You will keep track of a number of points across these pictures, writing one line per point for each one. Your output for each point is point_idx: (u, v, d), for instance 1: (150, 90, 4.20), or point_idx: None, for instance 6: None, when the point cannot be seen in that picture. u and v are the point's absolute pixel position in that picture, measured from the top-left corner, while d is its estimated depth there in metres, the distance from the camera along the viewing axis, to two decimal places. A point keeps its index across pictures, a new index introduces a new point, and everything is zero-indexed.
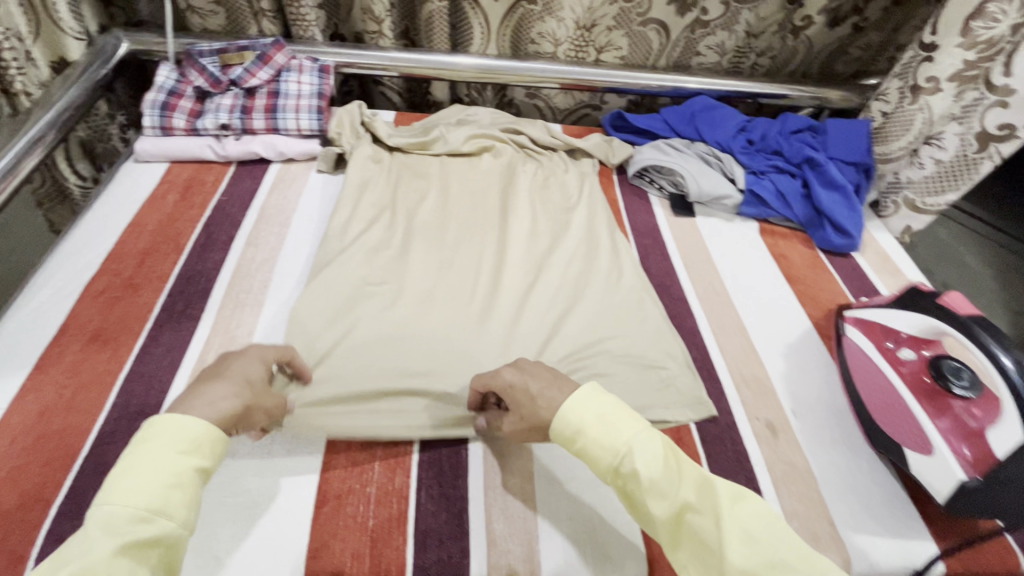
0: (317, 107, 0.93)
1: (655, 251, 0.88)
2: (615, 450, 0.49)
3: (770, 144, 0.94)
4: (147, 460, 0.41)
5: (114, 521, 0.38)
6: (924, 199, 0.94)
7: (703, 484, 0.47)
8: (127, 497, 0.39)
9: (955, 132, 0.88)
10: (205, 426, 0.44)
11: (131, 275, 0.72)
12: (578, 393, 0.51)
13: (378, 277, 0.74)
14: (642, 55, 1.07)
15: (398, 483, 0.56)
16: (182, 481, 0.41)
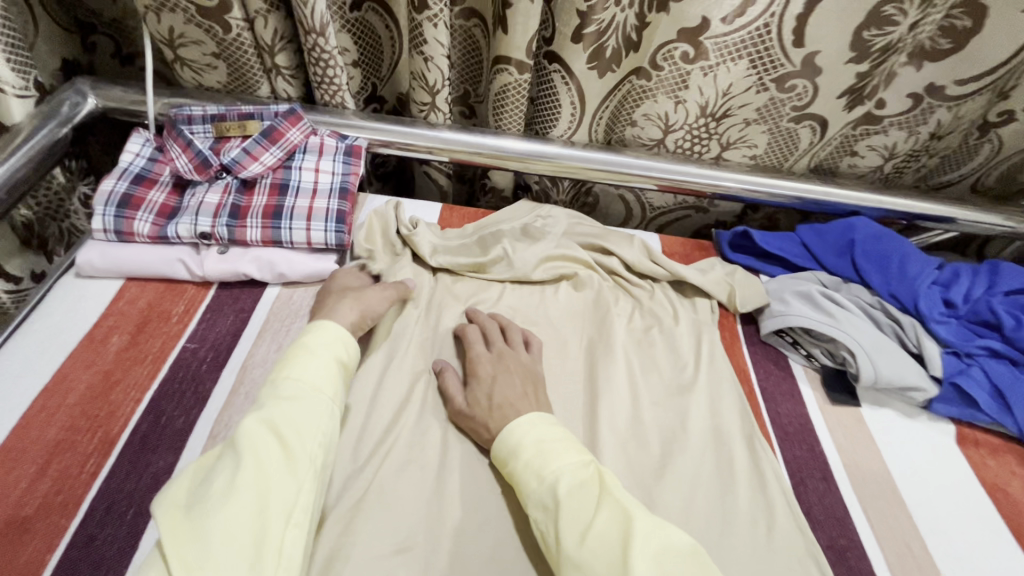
0: (338, 210, 0.67)
1: (812, 473, 0.59)
2: (541, 477, 0.46)
3: (978, 308, 0.66)
4: (305, 353, 0.49)
5: (280, 392, 0.46)
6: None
7: (623, 515, 0.43)
8: (294, 373, 0.48)
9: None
10: (340, 332, 0.53)
11: (19, 498, 0.46)
12: (524, 417, 0.51)
13: (406, 523, 0.48)
14: (778, 157, 0.80)
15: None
16: (329, 368, 0.49)
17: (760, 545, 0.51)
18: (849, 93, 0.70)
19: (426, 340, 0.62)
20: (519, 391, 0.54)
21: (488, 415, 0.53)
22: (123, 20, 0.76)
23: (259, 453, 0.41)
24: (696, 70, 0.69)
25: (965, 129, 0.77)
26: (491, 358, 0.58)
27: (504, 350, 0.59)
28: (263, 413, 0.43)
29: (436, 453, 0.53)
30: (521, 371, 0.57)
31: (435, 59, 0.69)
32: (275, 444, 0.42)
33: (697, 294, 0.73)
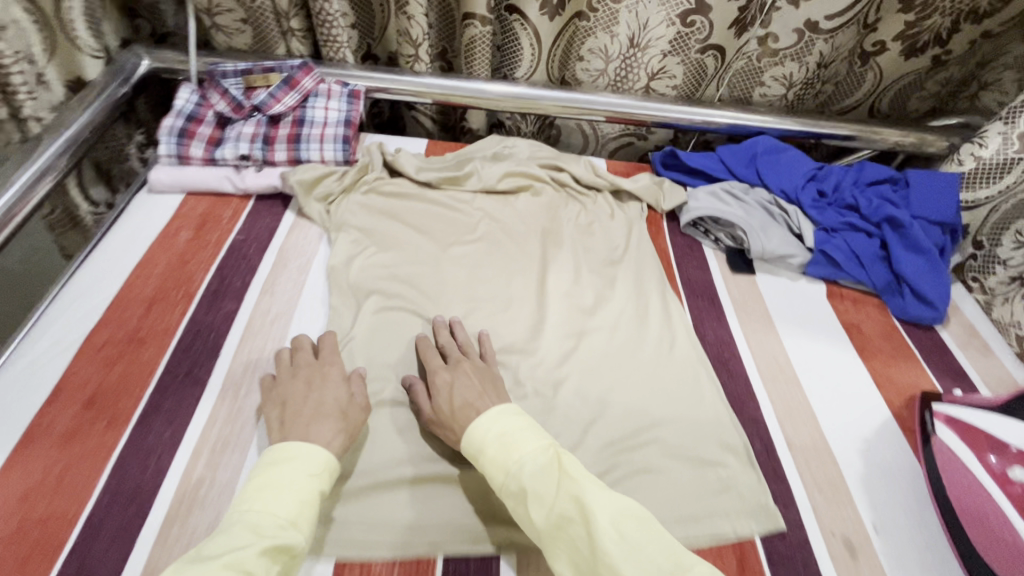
0: (344, 135, 0.86)
1: (710, 316, 0.78)
2: (506, 469, 0.51)
3: (844, 197, 0.85)
4: (282, 481, 0.47)
5: (260, 525, 0.44)
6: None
7: (575, 493, 0.48)
8: (265, 509, 0.45)
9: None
10: (324, 454, 0.51)
11: (135, 326, 0.65)
12: (486, 415, 0.55)
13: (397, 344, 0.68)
14: (693, 86, 1.01)
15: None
16: (307, 503, 0.47)
17: (657, 356, 0.71)
18: (736, 25, 0.89)
19: (418, 233, 0.82)
20: (478, 391, 0.59)
21: (453, 420, 0.57)
22: (157, 5, 0.93)
23: None
24: (623, 8, 0.87)
25: (849, 58, 0.97)
26: (449, 370, 0.62)
27: (458, 367, 0.62)
28: (232, 557, 0.41)
29: (425, 303, 0.73)
30: (478, 372, 0.61)
31: (416, 17, 0.88)
32: None
33: (631, 201, 0.92)
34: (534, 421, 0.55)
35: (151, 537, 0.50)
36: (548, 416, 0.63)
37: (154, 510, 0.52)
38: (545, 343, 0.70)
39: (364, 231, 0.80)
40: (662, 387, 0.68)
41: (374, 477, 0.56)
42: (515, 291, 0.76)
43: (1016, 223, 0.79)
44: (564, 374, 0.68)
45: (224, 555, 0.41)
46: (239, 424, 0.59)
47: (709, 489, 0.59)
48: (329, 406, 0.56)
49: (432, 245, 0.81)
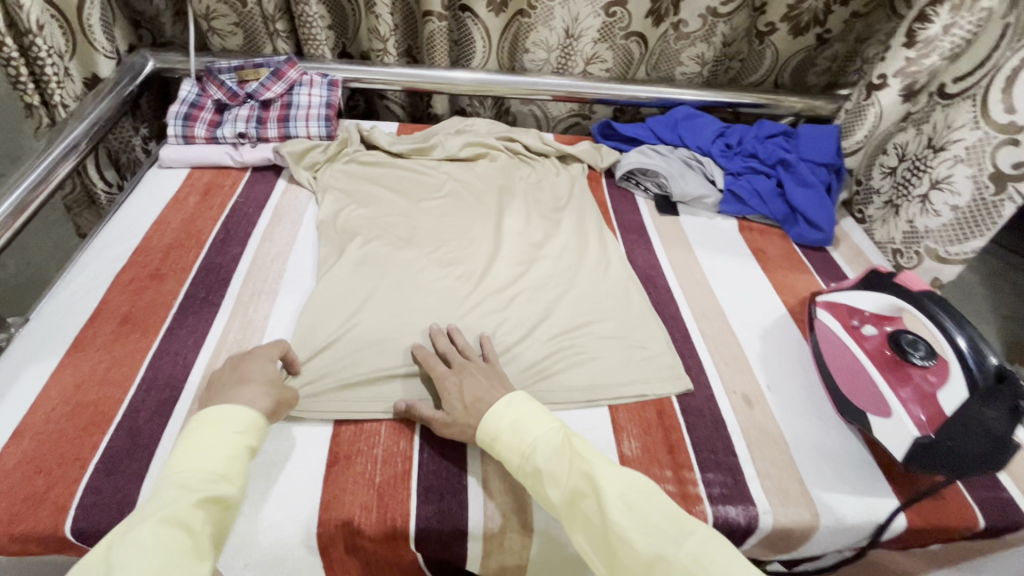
0: (326, 115, 1.02)
1: (640, 246, 0.94)
2: (522, 451, 0.54)
3: (748, 148, 1.04)
4: (212, 441, 0.49)
5: (187, 483, 0.45)
6: (947, 248, 0.85)
7: (585, 469, 0.50)
8: (193, 467, 0.46)
9: (965, 174, 0.80)
10: (249, 413, 0.53)
11: (157, 266, 0.78)
12: (494, 407, 0.57)
13: (376, 272, 0.81)
14: (624, 68, 1.19)
15: (405, 446, 0.62)
16: (236, 457, 0.49)
17: (595, 274, 0.86)
18: (651, 13, 1.09)
19: (392, 190, 0.96)
20: (485, 386, 0.61)
21: (466, 417, 0.59)
22: (156, 18, 1.08)
23: (169, 550, 0.40)
24: (556, 5, 1.05)
25: (748, 37, 1.17)
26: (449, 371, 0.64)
27: (461, 370, 0.64)
28: (165, 512, 0.42)
29: (402, 242, 0.87)
30: (483, 370, 0.63)
31: (382, 16, 1.03)
32: (183, 535, 0.41)
33: (574, 163, 1.09)
34: (544, 408, 0.58)
35: (185, 409, 0.62)
36: (507, 316, 0.77)
37: (186, 392, 0.64)
38: (503, 266, 0.85)
39: (347, 191, 0.95)
40: (599, 295, 0.83)
41: (359, 362, 0.69)
42: (476, 231, 0.90)
43: (879, 157, 0.99)
44: (518, 286, 0.82)
45: (158, 513, 0.42)
46: (250, 332, 0.71)
47: (634, 364, 0.73)
48: (257, 376, 0.58)
49: (405, 201, 0.95)
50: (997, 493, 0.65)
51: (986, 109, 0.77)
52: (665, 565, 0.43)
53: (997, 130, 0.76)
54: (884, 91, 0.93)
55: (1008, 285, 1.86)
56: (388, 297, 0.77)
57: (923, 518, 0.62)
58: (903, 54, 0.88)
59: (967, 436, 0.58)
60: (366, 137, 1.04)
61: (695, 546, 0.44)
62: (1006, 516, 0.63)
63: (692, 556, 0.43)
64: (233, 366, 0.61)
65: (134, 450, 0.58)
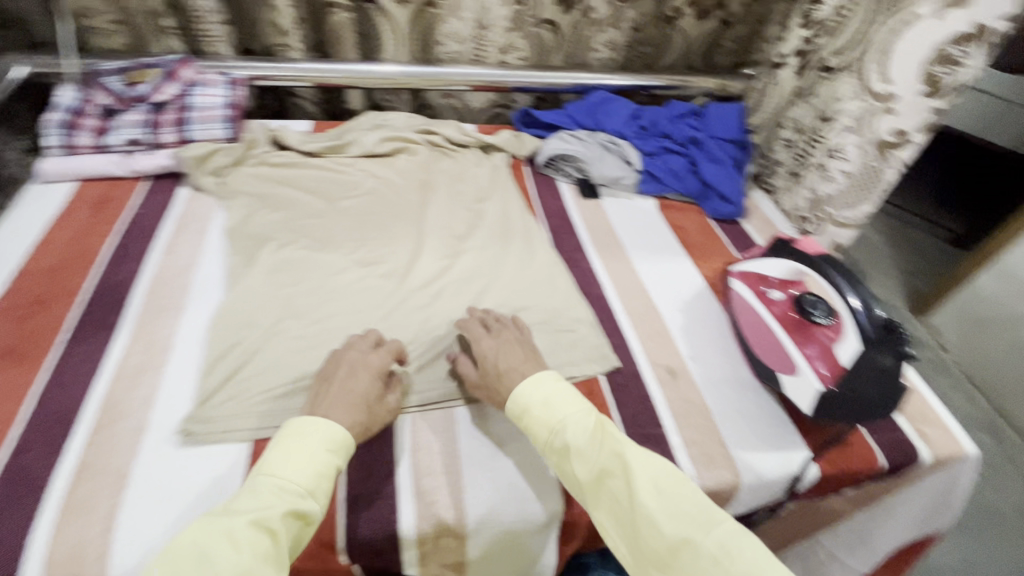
0: (229, 116, 0.96)
1: (565, 231, 0.95)
2: (549, 426, 0.57)
3: (661, 129, 1.07)
4: (305, 454, 0.51)
5: (281, 489, 0.49)
6: (843, 212, 0.92)
7: (616, 451, 0.54)
8: (287, 477, 0.50)
9: (854, 142, 0.87)
10: (343, 431, 0.54)
11: (41, 291, 0.71)
12: (533, 378, 0.60)
13: (292, 278, 0.77)
14: (539, 53, 1.19)
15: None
16: (324, 476, 0.51)
17: (522, 262, 0.86)
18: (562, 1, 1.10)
19: (307, 191, 0.92)
20: (520, 357, 0.64)
21: (499, 381, 0.62)
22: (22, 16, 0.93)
23: (254, 555, 0.44)
24: None
25: (657, 23, 1.19)
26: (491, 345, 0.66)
27: (499, 335, 0.68)
28: (256, 515, 0.46)
29: (320, 244, 0.83)
30: (519, 343, 0.67)
31: (281, 8, 1.01)
32: (264, 540, 0.45)
33: (496, 152, 1.08)
34: (578, 392, 0.61)
35: (81, 443, 0.57)
36: (433, 310, 0.76)
37: (81, 425, 0.58)
38: (427, 261, 0.83)
39: (257, 195, 0.90)
40: (525, 283, 0.83)
41: (277, 371, 0.65)
42: (398, 227, 0.88)
43: (777, 132, 1.05)
44: (444, 280, 0.81)
45: (251, 512, 0.46)
46: (153, 353, 0.66)
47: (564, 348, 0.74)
48: (357, 397, 0.59)
49: (322, 201, 0.91)
50: (895, 433, 0.71)
51: (868, 80, 0.84)
52: (691, 549, 0.48)
53: (877, 100, 0.83)
54: (785, 69, 1.03)
55: (909, 243, 2.04)
56: (307, 302, 0.74)
57: (832, 465, 0.67)
58: (798, 34, 0.99)
59: (861, 384, 0.65)
60: (275, 138, 0.99)
61: (723, 535, 0.49)
62: (903, 452, 0.69)
63: (717, 543, 0.48)
64: (323, 383, 0.60)
65: (20, 494, 0.52)
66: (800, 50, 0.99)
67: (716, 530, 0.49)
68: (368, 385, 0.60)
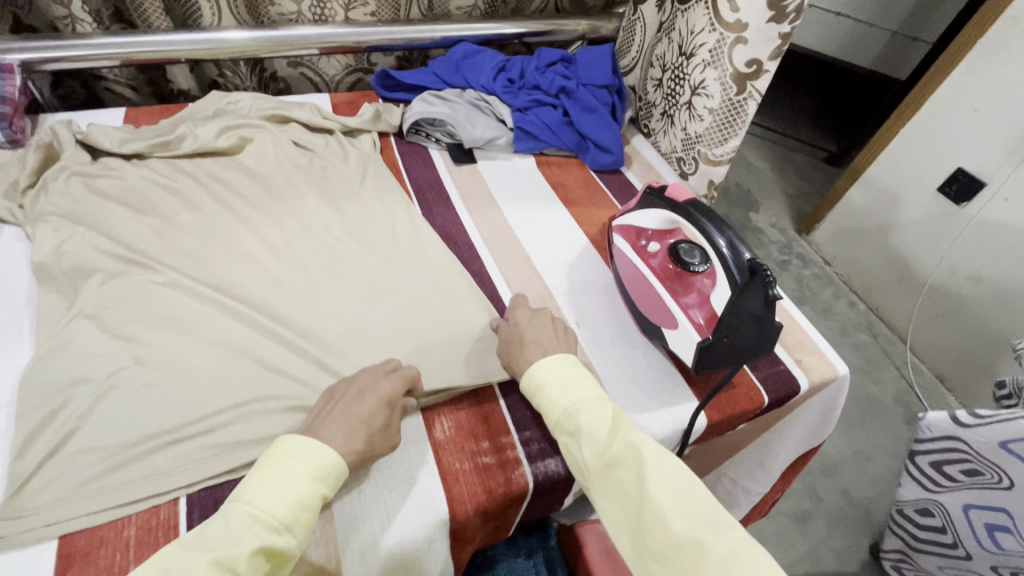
0: (1, 114, 0.78)
1: (439, 205, 0.87)
2: (562, 407, 0.54)
3: (530, 80, 1.00)
4: (291, 478, 0.46)
5: (256, 517, 0.43)
6: (714, 149, 0.92)
7: (629, 439, 0.51)
8: (264, 504, 0.44)
9: (714, 77, 0.85)
10: (337, 458, 0.49)
11: None
12: (562, 356, 0.59)
13: (108, 305, 0.64)
14: (392, 10, 1.08)
15: (171, 530, 0.50)
16: (306, 507, 0.46)
17: (391, 246, 0.78)
18: None
19: (120, 194, 0.77)
20: (551, 335, 0.63)
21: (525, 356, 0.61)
22: None
23: None
24: None
25: None
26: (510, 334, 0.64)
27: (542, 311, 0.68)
28: (218, 553, 0.41)
29: (143, 257, 0.70)
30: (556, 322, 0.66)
31: None
32: None
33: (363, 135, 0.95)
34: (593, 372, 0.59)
35: None
36: (291, 316, 0.67)
37: None
38: (281, 261, 0.73)
39: (52, 205, 0.73)
40: (396, 268, 0.75)
41: (95, 429, 0.54)
42: (245, 226, 0.77)
43: (647, 70, 1.02)
44: (301, 280, 0.71)
45: (215, 549, 0.41)
46: None
47: (444, 336, 0.67)
48: (356, 420, 0.53)
49: (144, 205, 0.77)
50: (777, 366, 0.72)
51: (719, 13, 0.81)
52: (701, 552, 0.45)
53: (728, 30, 0.81)
54: (648, 6, 0.98)
55: (792, 165, 2.15)
56: (128, 331, 0.62)
57: (721, 411, 0.67)
58: None
59: (738, 330, 0.63)
60: (83, 139, 0.82)
61: (734, 542, 0.46)
62: (786, 385, 0.70)
63: (727, 550, 0.45)
64: (336, 399, 0.55)
65: None
66: None
67: (728, 535, 0.46)
68: (373, 411, 0.54)
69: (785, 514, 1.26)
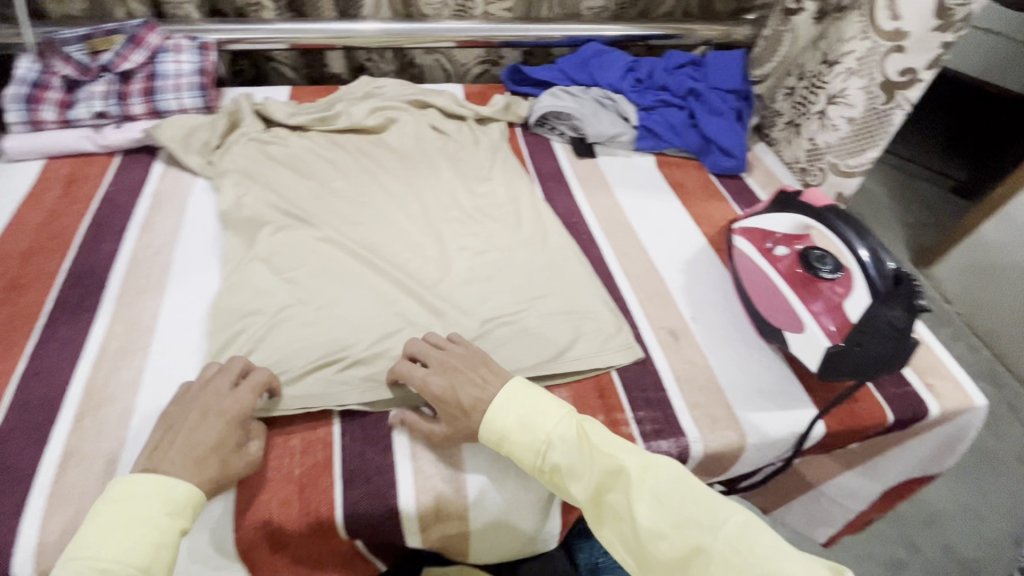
0: (200, 83, 0.91)
1: (560, 193, 0.91)
2: (535, 449, 0.52)
3: (658, 81, 1.03)
4: (138, 520, 0.44)
5: (106, 564, 0.41)
6: (846, 160, 0.88)
7: (603, 462, 0.49)
8: (110, 554, 0.42)
9: (858, 86, 0.83)
10: (189, 487, 0.47)
11: (15, 276, 0.68)
12: (503, 396, 0.54)
13: (276, 253, 0.73)
14: (526, 5, 1.13)
15: (322, 448, 0.57)
16: (165, 543, 0.44)
17: (515, 227, 0.82)
18: None
19: (287, 160, 0.87)
20: (478, 381, 0.56)
21: (468, 418, 0.54)
22: None
23: None
24: None
25: None
26: (445, 430, 0.56)
27: (445, 355, 0.59)
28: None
29: (304, 214, 0.79)
30: (463, 363, 0.58)
31: None
32: None
33: (493, 123, 1.01)
34: (549, 393, 0.55)
35: (65, 431, 0.55)
36: (426, 280, 0.73)
37: (64, 411, 0.57)
38: (419, 231, 0.80)
39: (234, 165, 0.84)
40: (521, 249, 0.79)
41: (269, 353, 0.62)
42: (386, 196, 0.84)
43: (779, 80, 1.00)
44: (435, 249, 0.78)
45: None
46: (136, 335, 0.64)
47: (563, 314, 0.71)
48: (206, 449, 0.49)
49: (305, 170, 0.86)
50: (904, 387, 0.69)
51: (877, 20, 0.79)
52: (705, 558, 0.44)
53: (885, 38, 0.79)
54: (800, 16, 0.94)
55: (912, 193, 2.00)
56: (294, 276, 0.71)
57: (841, 422, 0.65)
58: None
59: (876, 341, 0.61)
60: (262, 114, 0.93)
61: (733, 533, 0.44)
62: (914, 407, 0.67)
63: (729, 544, 0.43)
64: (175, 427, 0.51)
65: (7, 484, 0.51)
66: None
67: (724, 529, 0.44)
68: (223, 435, 0.51)
69: (874, 558, 1.18)
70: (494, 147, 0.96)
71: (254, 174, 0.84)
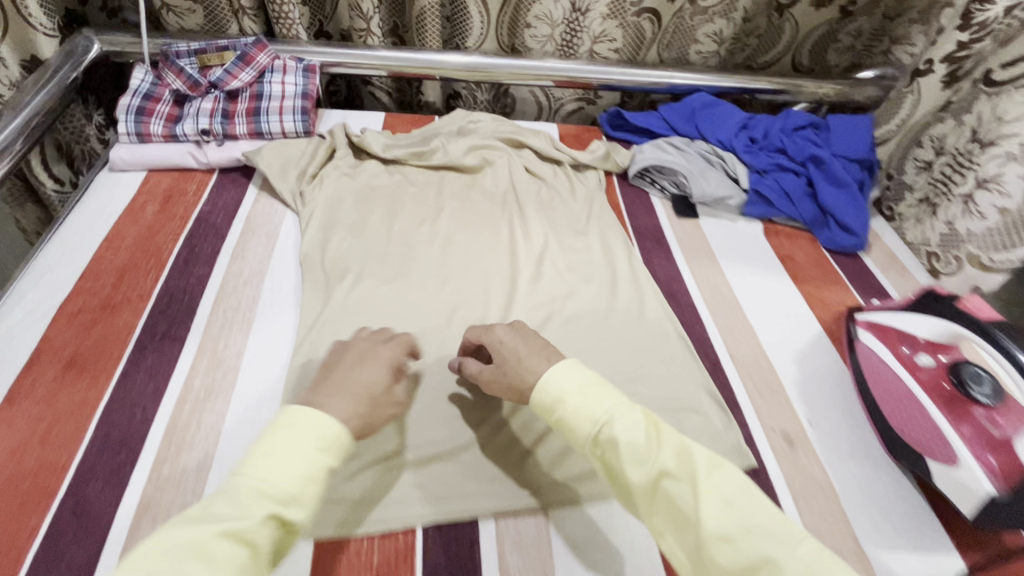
0: (302, 108, 0.90)
1: (660, 255, 0.84)
2: (594, 420, 0.48)
3: (773, 141, 0.96)
4: (292, 447, 0.42)
5: (264, 486, 0.40)
6: (990, 254, 0.77)
7: (672, 450, 0.45)
8: (273, 476, 0.41)
9: (1018, 173, 0.74)
10: (338, 426, 0.44)
11: (108, 295, 0.67)
12: (557, 365, 0.51)
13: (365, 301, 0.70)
14: (633, 48, 1.09)
15: (403, 530, 0.52)
16: (314, 479, 0.42)
17: (612, 292, 0.77)
18: None
19: (380, 197, 0.85)
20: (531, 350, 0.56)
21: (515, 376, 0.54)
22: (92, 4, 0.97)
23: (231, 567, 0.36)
24: None
25: (767, 11, 1.06)
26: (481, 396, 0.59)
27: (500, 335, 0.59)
28: (229, 524, 0.37)
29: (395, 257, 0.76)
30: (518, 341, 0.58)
31: None
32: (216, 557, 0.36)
33: (589, 171, 0.96)
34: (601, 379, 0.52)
35: (143, 476, 0.53)
36: None
37: (144, 454, 0.54)
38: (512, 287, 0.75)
39: (329, 198, 0.83)
40: (618, 318, 0.73)
41: None
42: (479, 245, 0.80)
43: (911, 151, 0.91)
44: (528, 311, 0.73)
45: (217, 520, 0.38)
46: (220, 374, 0.61)
47: (666, 404, 0.64)
48: (361, 387, 0.49)
49: (397, 208, 0.83)
50: None
51: None
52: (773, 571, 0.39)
53: None
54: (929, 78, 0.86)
55: None
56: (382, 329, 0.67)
57: None
58: (953, 35, 0.81)
59: None
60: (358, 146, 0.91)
61: (810, 555, 0.40)
62: None
63: (804, 564, 0.39)
64: (330, 376, 0.51)
65: (83, 532, 0.49)
66: (948, 50, 0.82)
67: (802, 547, 0.40)
68: (376, 377, 0.51)
69: None
70: (590, 198, 0.90)
71: (348, 209, 0.82)
